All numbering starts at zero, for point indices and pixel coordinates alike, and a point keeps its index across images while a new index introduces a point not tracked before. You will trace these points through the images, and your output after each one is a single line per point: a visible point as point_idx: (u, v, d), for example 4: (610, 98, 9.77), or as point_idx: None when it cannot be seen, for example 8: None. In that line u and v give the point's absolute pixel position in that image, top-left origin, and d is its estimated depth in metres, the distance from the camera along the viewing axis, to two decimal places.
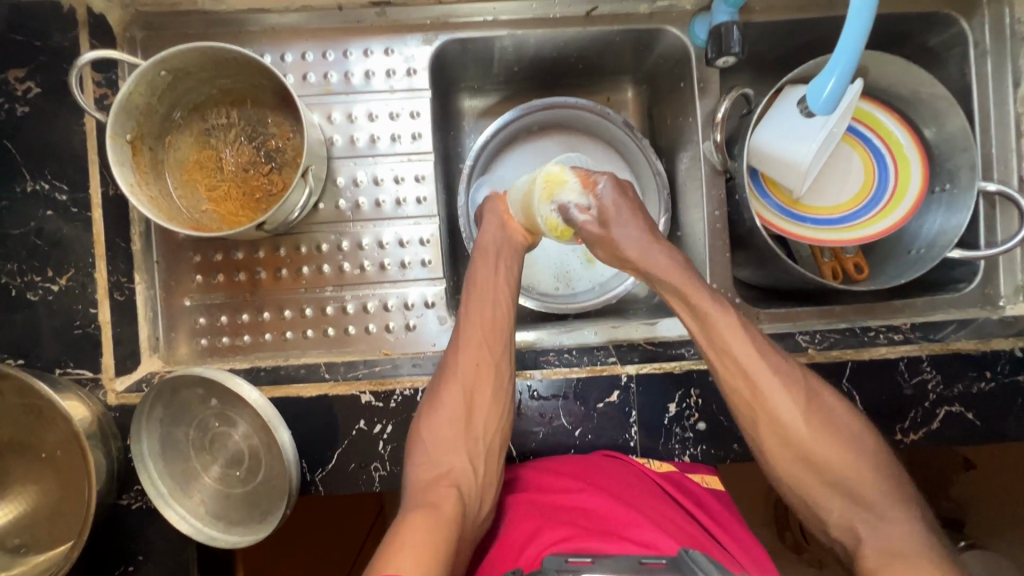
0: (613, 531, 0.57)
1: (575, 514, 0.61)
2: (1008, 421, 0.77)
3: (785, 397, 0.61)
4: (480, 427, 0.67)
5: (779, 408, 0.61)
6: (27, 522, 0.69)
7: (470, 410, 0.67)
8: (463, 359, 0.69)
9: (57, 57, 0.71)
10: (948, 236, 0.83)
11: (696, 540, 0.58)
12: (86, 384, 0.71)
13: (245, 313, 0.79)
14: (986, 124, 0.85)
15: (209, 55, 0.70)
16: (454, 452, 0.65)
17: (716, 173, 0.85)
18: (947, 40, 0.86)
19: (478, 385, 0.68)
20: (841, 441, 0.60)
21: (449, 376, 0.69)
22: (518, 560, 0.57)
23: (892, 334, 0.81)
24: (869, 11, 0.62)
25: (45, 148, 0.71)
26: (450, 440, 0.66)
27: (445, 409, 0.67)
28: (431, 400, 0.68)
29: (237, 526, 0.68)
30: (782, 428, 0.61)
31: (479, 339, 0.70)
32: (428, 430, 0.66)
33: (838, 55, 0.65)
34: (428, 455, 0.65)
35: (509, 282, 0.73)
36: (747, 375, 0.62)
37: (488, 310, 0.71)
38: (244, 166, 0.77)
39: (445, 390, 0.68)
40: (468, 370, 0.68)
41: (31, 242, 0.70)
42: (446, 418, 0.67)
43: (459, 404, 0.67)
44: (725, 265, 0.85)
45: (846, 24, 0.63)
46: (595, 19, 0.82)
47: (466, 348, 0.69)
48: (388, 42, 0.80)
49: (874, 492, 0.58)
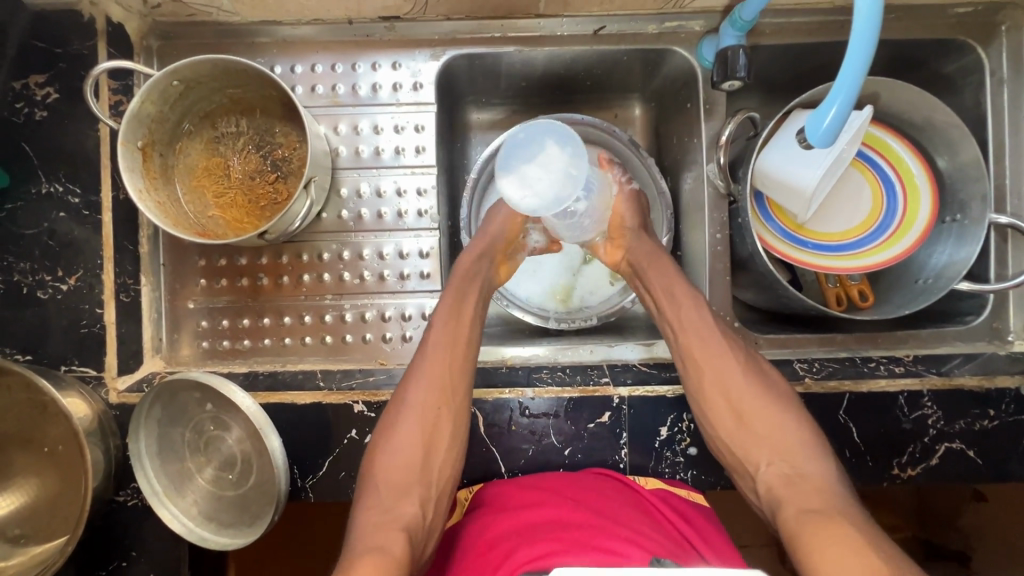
0: (584, 543, 0.58)
1: (550, 527, 0.62)
2: (1012, 459, 0.75)
3: (729, 358, 0.70)
4: (434, 470, 0.67)
5: (726, 366, 0.70)
6: (28, 513, 0.71)
7: (426, 453, 0.67)
8: (419, 397, 0.69)
9: (75, 64, 0.73)
10: (956, 268, 0.82)
11: (672, 554, 0.59)
12: (90, 382, 0.73)
13: (246, 317, 0.81)
14: (1001, 155, 0.83)
15: (220, 66, 0.72)
16: (406, 497, 0.64)
17: (720, 195, 0.85)
18: (964, 68, 0.85)
19: (435, 427, 0.68)
20: (781, 403, 0.68)
21: (405, 416, 0.68)
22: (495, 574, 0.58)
23: (893, 366, 0.79)
24: (860, 76, 0.58)
25: (61, 152, 0.73)
26: (403, 484, 0.65)
27: (400, 452, 0.67)
28: (386, 438, 0.68)
29: (226, 528, 0.70)
30: (727, 387, 0.69)
31: (441, 378, 0.69)
32: (381, 472, 0.66)
33: (838, 84, 0.59)
34: (378, 499, 0.64)
35: (473, 321, 0.74)
36: (699, 335, 0.72)
37: (450, 348, 0.71)
38: (251, 174, 0.79)
39: (401, 432, 0.67)
40: (427, 410, 0.68)
41: (44, 242, 0.73)
42: (400, 460, 0.66)
43: (416, 446, 0.67)
44: (725, 288, 0.84)
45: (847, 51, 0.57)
46: (602, 38, 0.82)
47: (426, 387, 0.69)
48: (396, 56, 0.81)
49: (810, 447, 0.64)
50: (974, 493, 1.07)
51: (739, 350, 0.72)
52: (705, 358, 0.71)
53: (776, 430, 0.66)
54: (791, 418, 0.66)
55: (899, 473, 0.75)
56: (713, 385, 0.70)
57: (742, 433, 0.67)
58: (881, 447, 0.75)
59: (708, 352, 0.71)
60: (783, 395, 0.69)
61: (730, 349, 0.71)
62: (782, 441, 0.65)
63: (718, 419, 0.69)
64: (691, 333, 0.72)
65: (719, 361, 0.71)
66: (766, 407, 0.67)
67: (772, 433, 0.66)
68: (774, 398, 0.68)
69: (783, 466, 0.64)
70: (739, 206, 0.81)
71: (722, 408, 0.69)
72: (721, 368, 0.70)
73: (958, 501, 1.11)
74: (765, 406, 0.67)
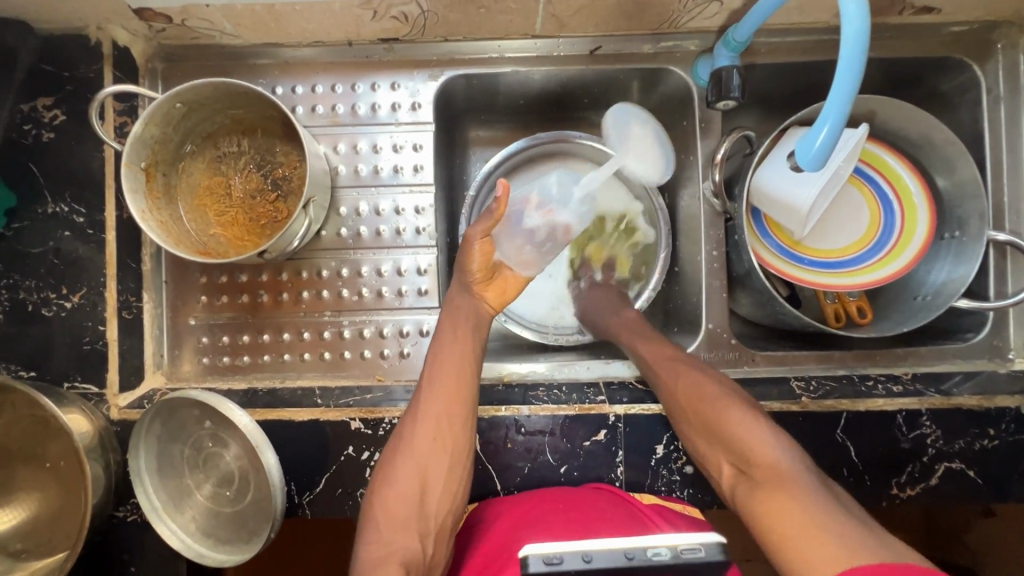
0: None
1: (543, 541, 0.61)
2: (1013, 479, 0.74)
3: (695, 377, 0.70)
4: (433, 505, 0.66)
5: (693, 384, 0.69)
6: (30, 528, 0.72)
7: (424, 488, 0.66)
8: (417, 431, 0.68)
9: (82, 87, 0.75)
10: (955, 284, 0.81)
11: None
12: (92, 399, 0.74)
13: (246, 333, 0.82)
14: (998, 172, 0.83)
15: (221, 89, 0.73)
16: (405, 531, 0.64)
17: (716, 213, 0.85)
18: (960, 85, 0.85)
19: (433, 461, 0.67)
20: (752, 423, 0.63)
21: (403, 451, 0.67)
22: None
23: (891, 385, 0.78)
24: (848, 101, 0.59)
25: (67, 173, 0.75)
26: (401, 518, 0.64)
27: (398, 487, 0.66)
28: (384, 473, 0.67)
29: (224, 545, 0.70)
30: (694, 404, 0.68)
31: (438, 410, 0.68)
32: (379, 505, 0.66)
33: (828, 107, 0.60)
34: (378, 535, 0.64)
35: (474, 353, 0.72)
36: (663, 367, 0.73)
37: (449, 382, 0.69)
38: (252, 193, 0.80)
39: (399, 468, 0.67)
40: (425, 445, 0.67)
41: (49, 260, 0.74)
42: (398, 495, 0.66)
43: (413, 479, 0.66)
44: (722, 306, 0.84)
45: (836, 75, 0.58)
46: (598, 58, 0.83)
47: (424, 420, 0.68)
48: (395, 77, 0.83)
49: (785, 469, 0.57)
50: (983, 509, 1.05)
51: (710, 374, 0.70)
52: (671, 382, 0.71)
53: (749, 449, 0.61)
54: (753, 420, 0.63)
55: (898, 493, 0.74)
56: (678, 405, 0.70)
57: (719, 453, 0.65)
58: (879, 467, 0.74)
59: (676, 374, 0.71)
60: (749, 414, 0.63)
61: (699, 373, 0.70)
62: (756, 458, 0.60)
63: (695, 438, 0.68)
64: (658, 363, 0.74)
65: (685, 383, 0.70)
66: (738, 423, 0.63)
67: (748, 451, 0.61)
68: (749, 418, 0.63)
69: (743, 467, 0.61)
70: (735, 223, 0.82)
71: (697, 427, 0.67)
72: (683, 390, 0.69)
73: (965, 517, 1.09)
74: (735, 423, 0.63)
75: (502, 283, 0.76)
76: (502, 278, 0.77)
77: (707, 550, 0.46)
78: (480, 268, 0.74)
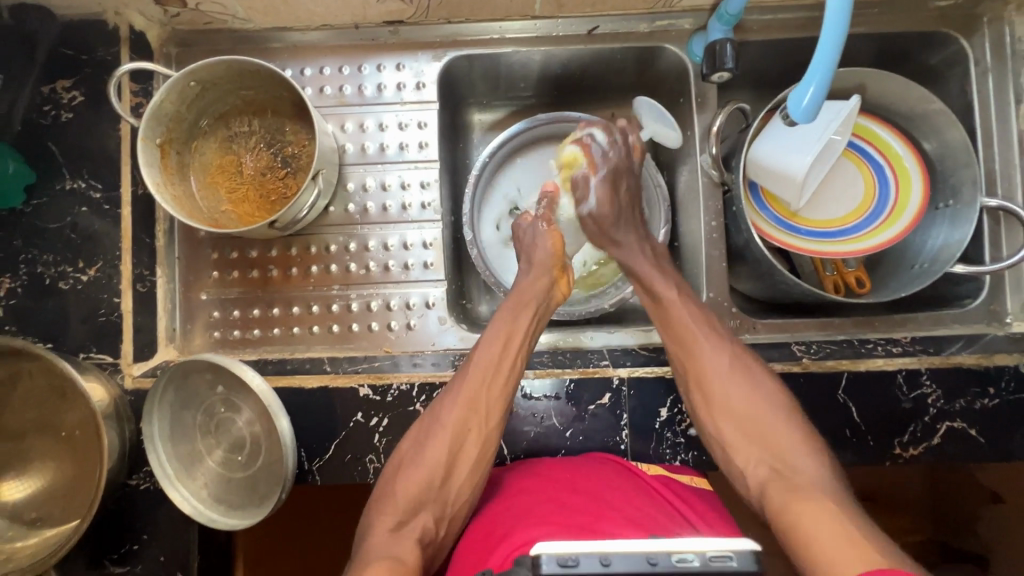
0: (584, 525, 0.57)
1: (549, 508, 0.62)
2: (1015, 438, 0.75)
3: (714, 347, 0.71)
4: (455, 489, 0.68)
5: (711, 360, 0.70)
6: (44, 497, 0.73)
7: (448, 472, 0.67)
8: (454, 415, 0.70)
9: (99, 69, 0.78)
10: (951, 250, 0.83)
11: (671, 533, 0.59)
12: (107, 368, 0.76)
13: (256, 307, 0.83)
14: (989, 141, 0.85)
15: (234, 68, 0.76)
16: (421, 510, 0.65)
17: (714, 184, 0.87)
18: (948, 58, 0.87)
19: (465, 445, 0.69)
20: (771, 407, 0.67)
21: (439, 432, 0.69)
22: (494, 553, 0.58)
23: (890, 346, 0.79)
24: (836, 52, 0.61)
25: (85, 151, 0.77)
26: (420, 497, 0.66)
27: (425, 466, 0.67)
28: (413, 453, 0.69)
29: (235, 509, 0.71)
30: (711, 379, 0.70)
31: (479, 400, 0.70)
32: (400, 484, 0.67)
33: (816, 63, 0.62)
34: (394, 509, 0.65)
35: (523, 344, 0.74)
36: (687, 330, 0.73)
37: (492, 370, 0.71)
38: (262, 171, 0.83)
39: (430, 447, 0.68)
40: (459, 427, 0.69)
41: (66, 235, 0.77)
42: (422, 475, 0.67)
43: (440, 464, 0.67)
44: (721, 276, 0.86)
45: (823, 32, 0.61)
46: (596, 37, 0.86)
47: (460, 405, 0.70)
48: (400, 58, 0.86)
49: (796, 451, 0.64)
50: (992, 494, 1.06)
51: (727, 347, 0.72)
52: (687, 349, 0.72)
53: (764, 432, 0.66)
54: (768, 401, 0.67)
55: (901, 452, 0.75)
56: (702, 388, 0.70)
57: (730, 429, 0.68)
58: (881, 426, 0.75)
59: (695, 342, 0.72)
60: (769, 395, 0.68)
61: (721, 346, 0.71)
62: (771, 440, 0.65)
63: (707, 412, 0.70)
64: (679, 319, 0.73)
65: (701, 354, 0.71)
66: (750, 400, 0.68)
67: (763, 433, 0.66)
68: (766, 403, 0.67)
69: (771, 462, 0.64)
70: (733, 194, 0.84)
71: (707, 400, 0.70)
72: (703, 363, 0.71)
73: (976, 504, 1.10)
74: (752, 402, 0.68)
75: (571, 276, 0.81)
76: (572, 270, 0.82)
77: (739, 559, 0.43)
78: (554, 254, 0.80)
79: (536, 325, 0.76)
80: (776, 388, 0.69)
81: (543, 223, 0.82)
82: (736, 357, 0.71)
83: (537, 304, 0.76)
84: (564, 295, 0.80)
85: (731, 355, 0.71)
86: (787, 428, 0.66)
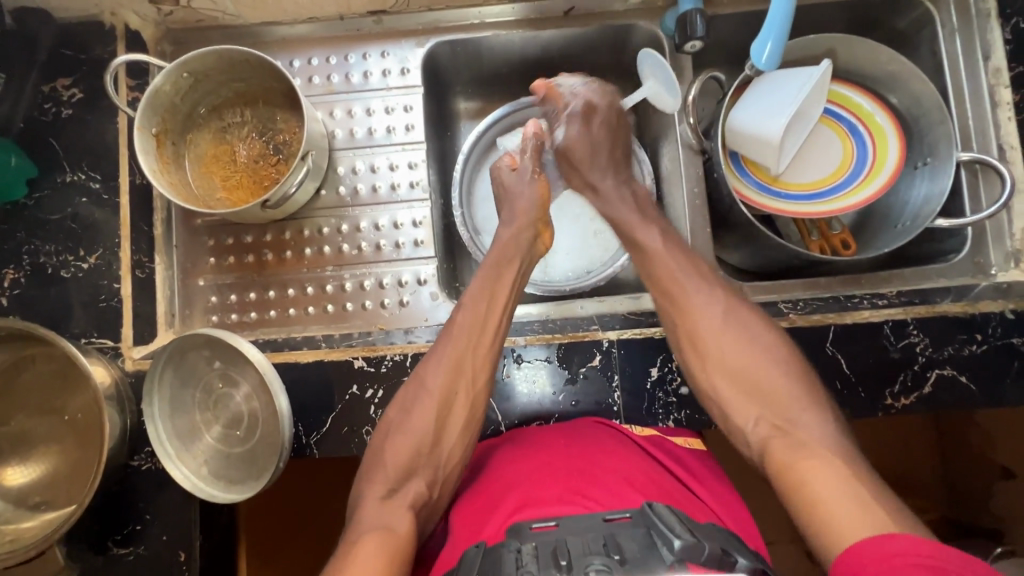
0: (577, 491, 0.56)
1: (542, 474, 0.60)
2: (1005, 383, 0.76)
3: (702, 295, 0.72)
4: (445, 453, 0.68)
5: (704, 314, 0.71)
6: (48, 481, 0.75)
7: (438, 436, 0.68)
8: (438, 378, 0.71)
9: (97, 66, 0.82)
10: (932, 204, 0.84)
11: (667, 494, 0.58)
12: (108, 353, 0.78)
13: (252, 291, 0.85)
14: (962, 99, 0.86)
15: (225, 58, 0.79)
16: (412, 476, 0.66)
17: (694, 152, 0.89)
18: (915, 22, 0.90)
19: (452, 408, 0.70)
20: (770, 359, 0.67)
21: (424, 398, 0.70)
22: (489, 521, 0.57)
23: (876, 300, 0.80)
24: (784, 26, 0.74)
25: (84, 144, 0.81)
26: (410, 463, 0.67)
27: (413, 431, 0.68)
28: (400, 421, 0.70)
29: (235, 484, 0.72)
30: (704, 332, 0.70)
31: (464, 362, 0.71)
32: (389, 454, 0.68)
33: (766, 35, 0.74)
34: (384, 479, 0.66)
35: (507, 303, 0.75)
36: (677, 284, 0.73)
37: (478, 329, 0.73)
38: (255, 159, 0.86)
39: (417, 412, 0.69)
40: (446, 392, 0.70)
41: (67, 225, 0.79)
42: (411, 440, 0.68)
43: (427, 429, 0.68)
44: (706, 241, 0.87)
45: (772, 8, 0.73)
46: (572, 18, 0.89)
47: (445, 369, 0.71)
48: (384, 46, 0.89)
49: (800, 407, 0.63)
50: (1003, 469, 1.03)
51: (719, 298, 0.72)
52: (679, 308, 0.73)
53: (763, 385, 0.66)
54: (764, 352, 0.68)
55: (892, 403, 0.76)
56: (696, 343, 0.71)
57: (727, 386, 0.68)
58: (871, 377, 0.76)
59: (687, 296, 0.72)
60: (767, 346, 0.68)
61: (714, 299, 0.72)
62: (770, 395, 0.65)
63: (699, 369, 0.70)
64: (668, 276, 0.74)
65: (694, 311, 0.72)
66: (747, 355, 0.68)
67: (761, 384, 0.66)
68: (765, 355, 0.68)
69: (771, 419, 0.64)
70: (712, 161, 0.85)
71: (700, 359, 0.70)
72: (695, 317, 0.71)
73: (990, 480, 1.06)
74: (749, 357, 0.68)
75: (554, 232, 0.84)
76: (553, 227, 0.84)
77: None
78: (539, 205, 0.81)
79: (518, 286, 0.78)
80: (766, 334, 0.69)
81: (529, 169, 0.84)
82: (725, 303, 0.71)
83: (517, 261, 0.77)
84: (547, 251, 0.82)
85: (724, 306, 0.71)
86: (780, 378, 0.66)
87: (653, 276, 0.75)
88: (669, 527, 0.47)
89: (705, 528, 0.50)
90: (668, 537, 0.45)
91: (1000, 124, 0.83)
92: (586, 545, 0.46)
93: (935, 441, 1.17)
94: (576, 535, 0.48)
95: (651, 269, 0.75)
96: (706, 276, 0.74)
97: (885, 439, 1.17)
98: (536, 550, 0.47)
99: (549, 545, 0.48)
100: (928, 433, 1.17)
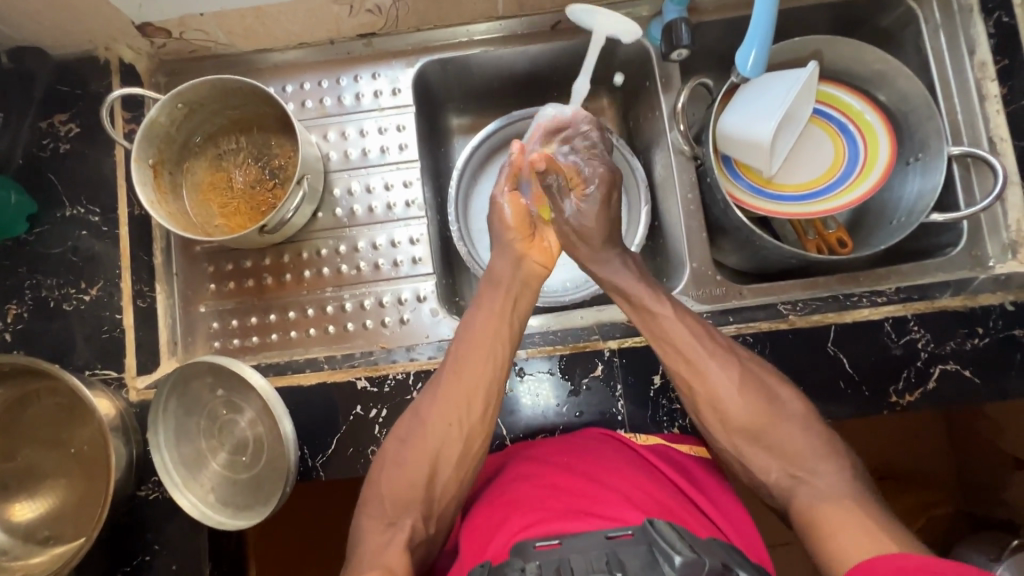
0: (581, 508, 0.56)
1: (545, 492, 0.60)
2: (1010, 376, 0.75)
3: (713, 364, 0.70)
4: (441, 485, 0.69)
5: (712, 376, 0.70)
6: (55, 515, 0.75)
7: (433, 470, 0.69)
8: (435, 413, 0.70)
9: (94, 101, 0.83)
10: (926, 198, 0.84)
11: (667, 507, 0.58)
12: (112, 384, 0.78)
13: (253, 315, 0.85)
14: (949, 93, 0.87)
15: (218, 87, 0.80)
16: (408, 511, 0.66)
17: (686, 158, 0.90)
18: (900, 19, 0.90)
19: (449, 443, 0.69)
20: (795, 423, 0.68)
21: (422, 429, 0.70)
22: (493, 541, 0.57)
23: (875, 297, 0.79)
24: (770, 24, 0.74)
25: (83, 178, 0.82)
26: (406, 499, 0.67)
27: (409, 465, 0.68)
28: (395, 454, 0.69)
29: (242, 511, 0.72)
30: (718, 397, 0.70)
31: (461, 395, 0.71)
32: (385, 488, 0.68)
33: (754, 33, 0.74)
34: (382, 515, 0.67)
35: (507, 334, 0.74)
36: (678, 347, 0.71)
37: (478, 363, 0.72)
38: (252, 184, 0.87)
39: (413, 447, 0.69)
40: (444, 426, 0.70)
41: (68, 259, 0.80)
42: (407, 475, 0.68)
43: (426, 460, 0.68)
44: (702, 245, 0.87)
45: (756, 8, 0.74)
46: (559, 32, 0.90)
47: (443, 402, 0.71)
48: (375, 68, 0.90)
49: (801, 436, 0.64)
50: (1015, 460, 1.02)
51: (729, 361, 0.71)
52: (688, 366, 0.71)
53: (780, 442, 0.67)
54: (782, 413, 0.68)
55: (897, 401, 0.76)
56: (710, 403, 0.70)
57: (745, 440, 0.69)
58: (874, 375, 0.76)
59: (694, 356, 0.71)
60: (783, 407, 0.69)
61: (720, 363, 0.71)
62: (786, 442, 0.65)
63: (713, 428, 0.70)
64: (671, 346, 0.72)
65: (704, 372, 0.70)
66: (767, 418, 0.68)
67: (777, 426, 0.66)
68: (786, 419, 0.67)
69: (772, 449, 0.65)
70: (705, 166, 0.86)
71: (714, 420, 0.70)
72: (704, 377, 0.70)
73: (1003, 473, 1.05)
74: (766, 418, 0.68)
75: (544, 242, 0.80)
76: (544, 237, 0.81)
77: None
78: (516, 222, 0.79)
79: (517, 311, 0.76)
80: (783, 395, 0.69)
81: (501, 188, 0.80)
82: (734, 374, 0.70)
83: (515, 287, 0.77)
84: (543, 266, 0.79)
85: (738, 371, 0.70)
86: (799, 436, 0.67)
87: (658, 336, 0.72)
88: (669, 542, 0.47)
89: (706, 543, 0.50)
90: (669, 553, 0.46)
91: (989, 117, 0.84)
92: (590, 563, 0.46)
93: (946, 436, 1.16)
94: (580, 552, 0.48)
95: (657, 333, 0.72)
96: (718, 340, 0.72)
97: (894, 435, 1.17)
98: (540, 569, 0.47)
99: (552, 563, 0.47)
100: (938, 427, 1.16)
